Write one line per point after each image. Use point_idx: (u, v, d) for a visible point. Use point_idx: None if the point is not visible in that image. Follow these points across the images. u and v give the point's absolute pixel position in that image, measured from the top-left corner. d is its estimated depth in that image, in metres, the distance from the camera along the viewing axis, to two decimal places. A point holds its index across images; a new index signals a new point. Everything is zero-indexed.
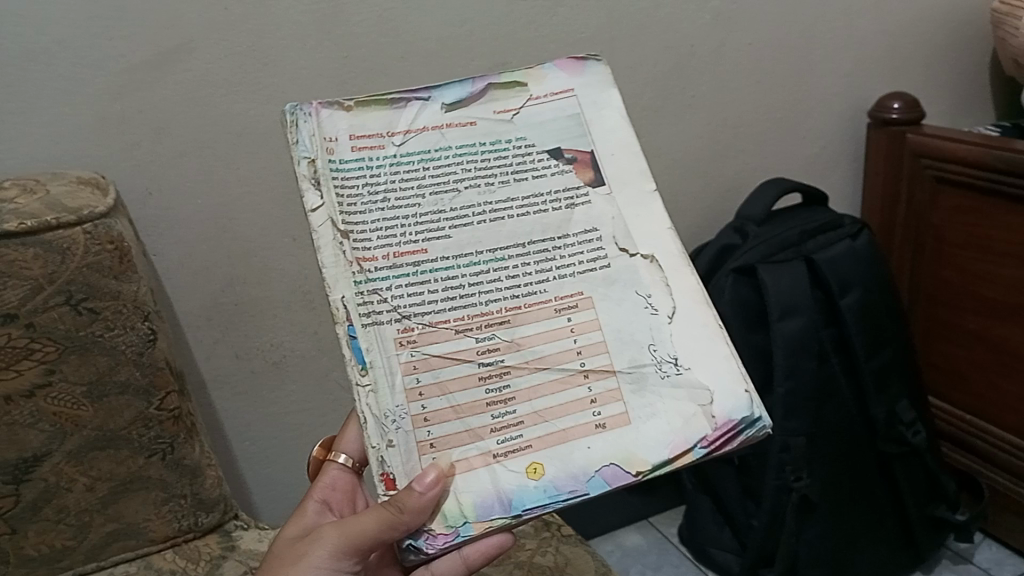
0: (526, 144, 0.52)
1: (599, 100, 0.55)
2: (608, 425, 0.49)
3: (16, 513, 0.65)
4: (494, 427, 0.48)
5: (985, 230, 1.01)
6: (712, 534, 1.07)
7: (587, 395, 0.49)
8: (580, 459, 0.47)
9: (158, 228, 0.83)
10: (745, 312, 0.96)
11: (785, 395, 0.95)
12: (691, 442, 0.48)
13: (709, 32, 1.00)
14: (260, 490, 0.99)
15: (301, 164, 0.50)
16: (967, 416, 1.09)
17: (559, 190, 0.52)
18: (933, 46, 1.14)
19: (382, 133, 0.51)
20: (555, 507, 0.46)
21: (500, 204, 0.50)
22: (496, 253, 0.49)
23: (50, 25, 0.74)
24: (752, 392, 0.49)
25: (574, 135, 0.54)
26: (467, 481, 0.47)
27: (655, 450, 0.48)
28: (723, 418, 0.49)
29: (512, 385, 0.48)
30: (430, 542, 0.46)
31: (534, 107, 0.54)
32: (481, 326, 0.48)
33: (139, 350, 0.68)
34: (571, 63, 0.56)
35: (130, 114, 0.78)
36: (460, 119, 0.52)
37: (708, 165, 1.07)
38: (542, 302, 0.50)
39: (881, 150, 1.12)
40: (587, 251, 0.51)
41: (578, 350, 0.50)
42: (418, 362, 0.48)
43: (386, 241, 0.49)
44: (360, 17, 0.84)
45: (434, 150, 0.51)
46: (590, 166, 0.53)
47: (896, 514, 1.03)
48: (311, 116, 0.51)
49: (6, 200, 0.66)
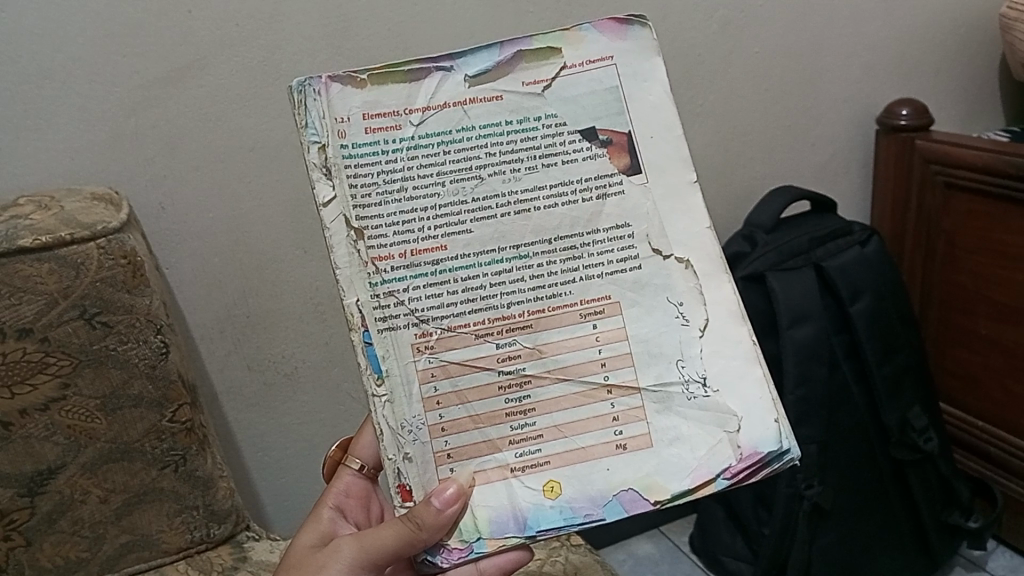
0: (557, 122, 0.49)
1: (642, 71, 0.51)
2: (628, 446, 0.49)
3: (33, 525, 0.66)
4: (514, 441, 0.49)
5: (1000, 236, 1.01)
6: (725, 542, 1.07)
7: (610, 412, 0.49)
8: (599, 480, 0.48)
9: (171, 241, 0.84)
10: (757, 320, 0.96)
11: (797, 403, 0.94)
12: (714, 473, 0.48)
13: (717, 41, 1.00)
14: (272, 501, 1.00)
15: (311, 151, 0.48)
16: (981, 421, 1.09)
17: (591, 178, 0.49)
18: (943, 51, 1.14)
19: (399, 110, 0.48)
20: (570, 529, 0.48)
21: (526, 194, 0.49)
22: (520, 250, 0.48)
23: (66, 43, 0.75)
24: (782, 423, 0.49)
25: (612, 113, 0.50)
26: (485, 494, 0.48)
27: (677, 477, 0.48)
28: (748, 449, 0.49)
29: (533, 396, 0.49)
30: (446, 557, 0.48)
31: (568, 78, 0.50)
32: (502, 330, 0.48)
33: (152, 363, 0.68)
34: (614, 24, 0.51)
35: (144, 131, 0.80)
36: (486, 92, 0.49)
37: (718, 173, 1.07)
38: (567, 305, 0.49)
39: (892, 155, 1.11)
40: (617, 249, 0.49)
41: (602, 362, 0.49)
42: (436, 369, 0.48)
43: (404, 238, 0.48)
44: (369, 31, 0.85)
45: (455, 131, 0.48)
46: (626, 150, 0.50)
47: (913, 522, 1.03)
48: (320, 93, 0.48)
49: (21, 216, 0.67)
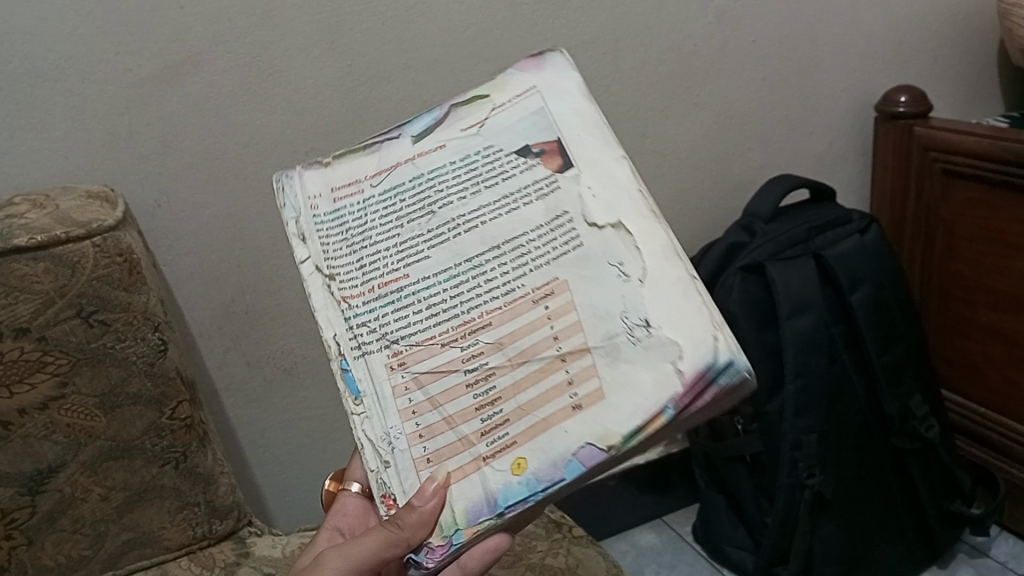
0: (494, 150, 0.51)
1: (562, 89, 0.52)
2: (584, 405, 0.44)
3: (33, 524, 0.66)
4: (483, 431, 0.45)
5: (999, 224, 1.00)
6: (727, 532, 1.07)
7: (564, 378, 0.45)
8: (559, 444, 0.44)
9: (168, 239, 0.84)
10: (756, 310, 0.95)
11: (796, 393, 0.94)
12: (661, 404, 0.43)
13: (713, 31, 1.00)
14: (276, 497, 1.00)
15: (290, 225, 0.55)
16: (982, 408, 1.08)
17: (529, 186, 0.49)
18: (940, 37, 1.13)
19: (359, 178, 0.54)
20: (537, 499, 0.44)
21: (474, 212, 0.49)
22: (474, 262, 0.48)
23: (58, 43, 0.75)
24: (721, 337, 0.43)
25: (539, 130, 0.51)
26: (461, 487, 0.45)
27: (626, 418, 0.43)
28: (690, 371, 0.43)
29: (497, 386, 0.45)
30: (430, 556, 0.45)
31: (498, 114, 0.52)
32: (464, 334, 0.46)
33: (150, 361, 0.68)
34: (533, 63, 0.54)
35: (139, 129, 0.79)
36: (431, 145, 0.53)
37: (715, 163, 1.07)
38: (519, 296, 0.46)
39: (890, 144, 1.11)
40: (558, 236, 0.47)
41: (554, 336, 0.45)
42: (410, 381, 0.47)
43: (370, 276, 0.50)
44: (363, 25, 0.84)
45: (406, 182, 0.52)
46: (558, 154, 0.50)
47: (914, 511, 1.03)
48: (296, 181, 0.56)
49: (16, 215, 0.67)
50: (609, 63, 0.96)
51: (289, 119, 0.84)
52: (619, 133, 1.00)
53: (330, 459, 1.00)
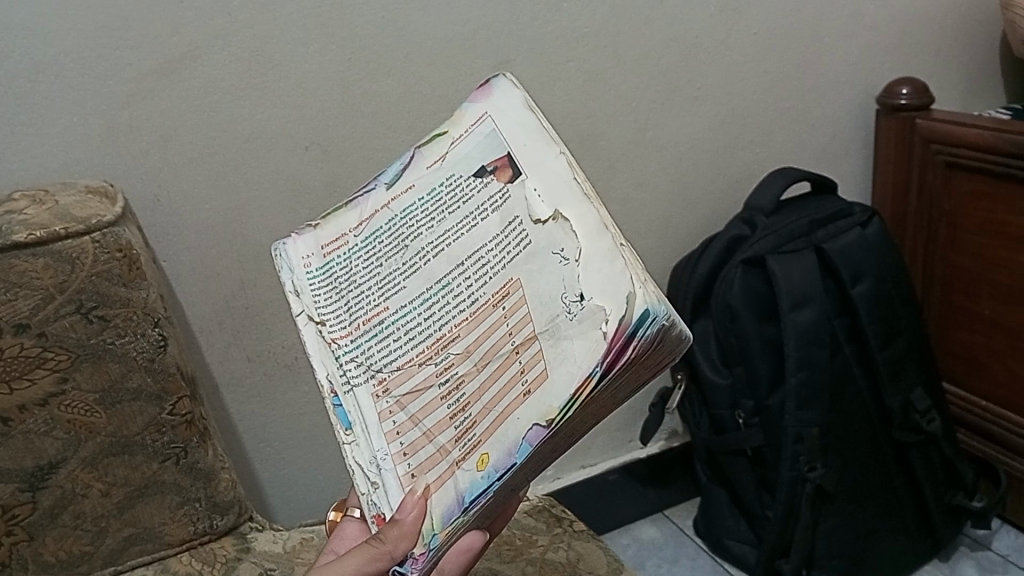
0: (456, 179, 0.49)
1: (509, 106, 0.49)
2: (533, 389, 0.42)
3: (34, 520, 0.66)
4: (457, 437, 0.43)
5: (1002, 216, 1.00)
6: (728, 525, 1.07)
7: (518, 368, 0.42)
8: (510, 430, 0.42)
9: (168, 234, 0.84)
10: (757, 305, 0.95)
11: (799, 386, 0.94)
12: (590, 368, 0.40)
13: (714, 24, 1.00)
14: (278, 493, 1.00)
15: (285, 283, 0.53)
16: (983, 401, 1.08)
17: (486, 204, 0.47)
18: (942, 29, 1.13)
19: (343, 232, 0.52)
20: (495, 488, 0.42)
21: (441, 237, 0.47)
22: (445, 282, 0.46)
23: (59, 37, 0.74)
24: (642, 290, 0.40)
25: (494, 146, 0.48)
26: (439, 495, 0.43)
27: (562, 388, 0.41)
28: (615, 324, 0.40)
29: (466, 392, 0.44)
30: (414, 565, 0.44)
31: (458, 145, 0.50)
32: (437, 350, 0.45)
33: (150, 357, 0.68)
34: (483, 89, 0.51)
35: (139, 123, 0.79)
36: (401, 188, 0.51)
37: (715, 156, 1.06)
38: (482, 305, 0.44)
39: (892, 136, 1.10)
40: (510, 239, 0.45)
41: (510, 331, 0.43)
42: (393, 405, 0.46)
43: (355, 315, 0.49)
44: (363, 19, 0.84)
45: (381, 226, 0.50)
46: (509, 165, 0.47)
47: (916, 504, 1.03)
48: (290, 245, 0.54)
49: (16, 211, 0.67)
50: (609, 56, 0.96)
51: (290, 113, 0.84)
52: (619, 126, 0.99)
53: (332, 453, 1.00)
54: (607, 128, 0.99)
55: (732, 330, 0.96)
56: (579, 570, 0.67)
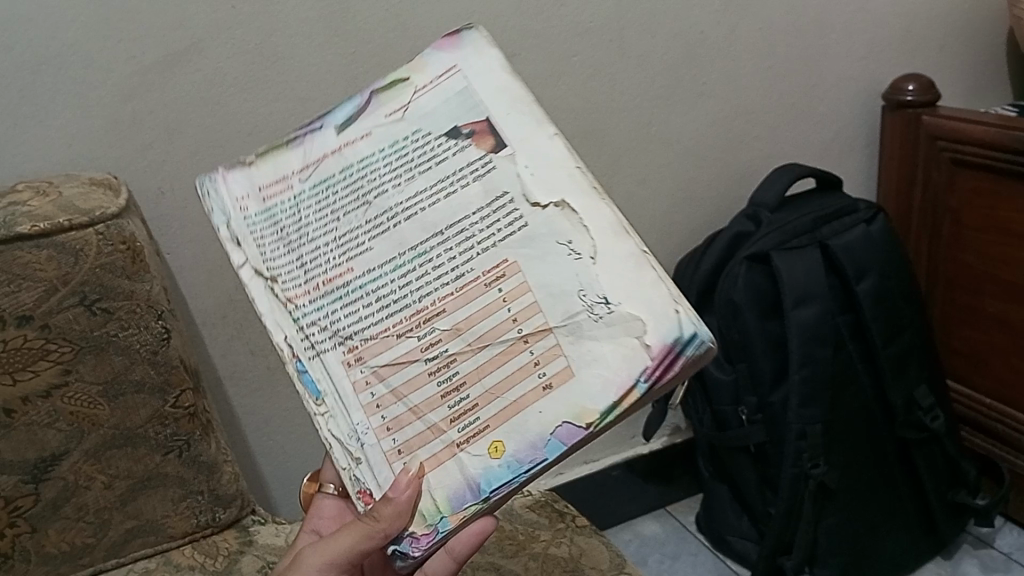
0: (423, 135, 0.50)
1: (482, 65, 0.51)
2: (553, 383, 0.45)
3: (37, 512, 0.66)
4: (452, 418, 0.46)
5: (1008, 214, 1.00)
6: (730, 522, 1.07)
7: (530, 360, 0.45)
8: (534, 425, 0.44)
9: (171, 227, 0.84)
10: (760, 299, 0.95)
11: (802, 382, 0.94)
12: (634, 378, 0.44)
13: (719, 19, 0.99)
14: (279, 487, 1.00)
15: (221, 229, 0.52)
16: (988, 399, 1.08)
17: (464, 167, 0.49)
18: (948, 26, 1.12)
19: (286, 175, 0.52)
20: (520, 481, 0.44)
21: (411, 200, 0.49)
22: (418, 249, 0.48)
23: (62, 29, 0.74)
24: (682, 311, 0.44)
25: (467, 108, 0.50)
26: (439, 475, 0.45)
27: (600, 395, 0.44)
28: (658, 345, 0.44)
29: (460, 371, 0.46)
30: (415, 545, 0.45)
31: (421, 98, 0.51)
32: (418, 323, 0.47)
33: (153, 350, 0.68)
34: (450, 39, 0.53)
35: (143, 116, 0.79)
36: (355, 134, 0.51)
37: (719, 152, 1.06)
38: (470, 282, 0.46)
39: (897, 134, 1.10)
40: (502, 218, 0.47)
41: (513, 318, 0.46)
42: (370, 376, 0.47)
43: (313, 274, 0.49)
44: (367, 12, 0.84)
45: (336, 174, 0.51)
46: (489, 133, 0.49)
47: (916, 500, 1.03)
48: (219, 184, 0.54)
49: (19, 203, 0.67)
50: (614, 51, 0.96)
51: (293, 107, 0.84)
52: (623, 121, 0.99)
53: None
54: (611, 124, 0.99)
55: (734, 325, 0.95)
56: (581, 566, 0.67)
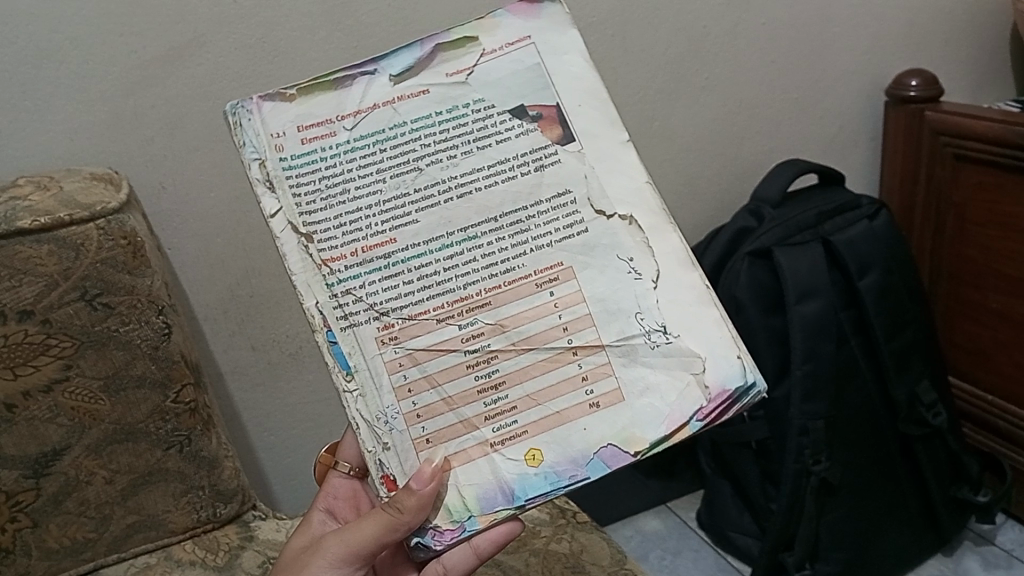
0: (485, 106, 0.50)
1: (559, 45, 0.52)
2: (601, 403, 0.48)
3: (39, 507, 0.66)
4: (486, 415, 0.48)
5: (1007, 209, 0.99)
6: (732, 518, 1.07)
7: (578, 373, 0.48)
8: (579, 442, 0.48)
9: (172, 222, 0.84)
10: (761, 294, 0.95)
11: (805, 377, 0.93)
12: (686, 416, 0.48)
13: (723, 13, 0.99)
14: (278, 480, 1.00)
15: (252, 167, 0.49)
16: (990, 395, 1.08)
17: (526, 152, 0.50)
18: (954, 21, 1.12)
19: (332, 118, 0.50)
20: (557, 493, 0.47)
21: (465, 176, 0.49)
22: (468, 232, 0.48)
23: (61, 22, 0.74)
24: (744, 359, 0.48)
25: (537, 89, 0.51)
26: (468, 473, 0.48)
27: (652, 425, 0.48)
28: (717, 388, 0.48)
29: (501, 369, 0.48)
30: (437, 538, 0.48)
31: (487, 63, 0.51)
32: (462, 311, 0.48)
33: (154, 345, 0.68)
34: (525, 5, 0.53)
35: (144, 111, 0.79)
36: (412, 89, 0.51)
37: (723, 147, 1.06)
38: (521, 277, 0.48)
39: (902, 129, 1.10)
40: (562, 217, 0.49)
41: (564, 327, 0.49)
42: (404, 358, 0.48)
43: (352, 237, 0.48)
44: (368, 7, 0.84)
45: (387, 128, 0.50)
46: (557, 122, 0.51)
47: (919, 496, 1.03)
48: (253, 112, 0.50)
49: (20, 197, 0.66)
50: (617, 46, 0.95)
51: None
52: (625, 116, 0.99)
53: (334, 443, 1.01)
54: None
55: (738, 321, 0.95)
56: (582, 562, 0.67)
